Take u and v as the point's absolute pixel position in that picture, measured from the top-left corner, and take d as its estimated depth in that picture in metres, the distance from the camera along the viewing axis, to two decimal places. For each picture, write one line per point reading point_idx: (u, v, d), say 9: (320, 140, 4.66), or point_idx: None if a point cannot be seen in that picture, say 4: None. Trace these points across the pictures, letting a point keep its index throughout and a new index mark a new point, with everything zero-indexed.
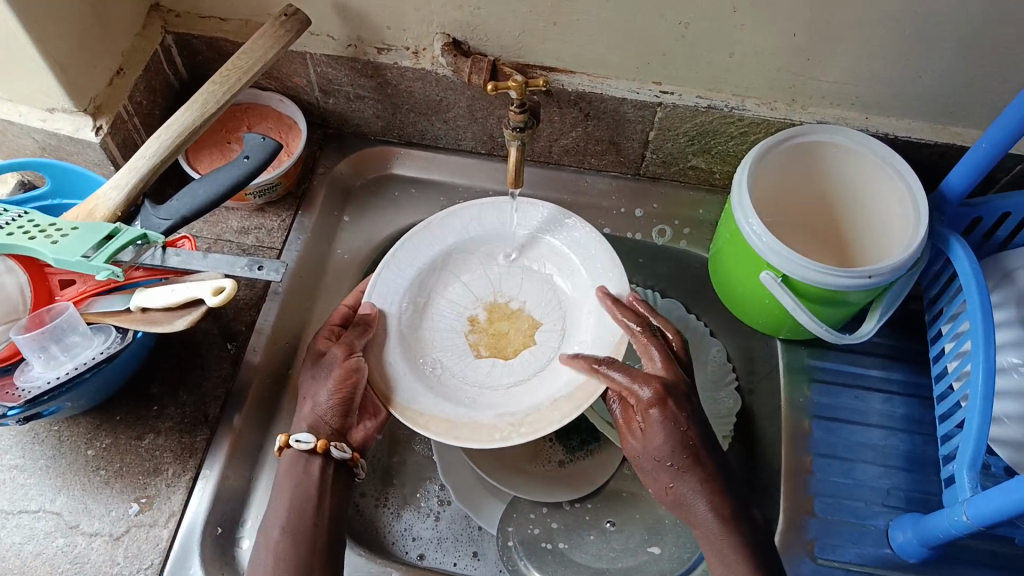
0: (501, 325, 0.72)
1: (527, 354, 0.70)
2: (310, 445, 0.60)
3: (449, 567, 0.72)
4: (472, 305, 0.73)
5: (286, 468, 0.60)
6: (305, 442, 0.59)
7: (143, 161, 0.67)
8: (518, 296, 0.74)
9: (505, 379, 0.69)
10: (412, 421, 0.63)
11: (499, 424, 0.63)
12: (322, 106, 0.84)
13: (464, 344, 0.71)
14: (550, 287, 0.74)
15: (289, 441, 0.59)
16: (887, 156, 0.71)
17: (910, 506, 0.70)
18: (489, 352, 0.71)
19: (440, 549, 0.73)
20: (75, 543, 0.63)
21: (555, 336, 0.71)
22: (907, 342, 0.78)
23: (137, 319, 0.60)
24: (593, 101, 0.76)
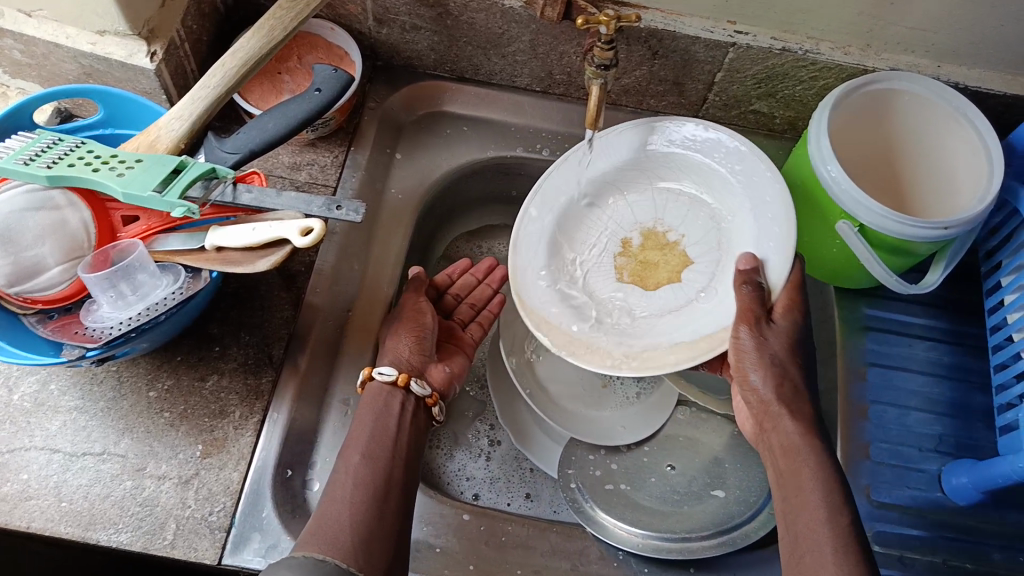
0: (654, 254, 0.74)
1: (664, 272, 0.72)
2: (392, 377, 0.65)
3: (503, 507, 0.74)
4: (627, 228, 0.75)
5: (368, 400, 0.64)
6: (389, 373, 0.65)
7: (207, 89, 0.63)
8: (676, 228, 0.74)
9: (643, 309, 0.71)
10: (536, 327, 0.68)
11: (614, 352, 0.67)
12: (373, 37, 0.79)
13: (611, 264, 0.74)
14: (710, 218, 0.73)
15: (374, 372, 0.65)
16: (963, 106, 0.70)
17: (959, 453, 0.72)
18: (632, 280, 0.73)
19: (494, 490, 0.75)
20: (143, 486, 0.62)
21: (704, 278, 0.71)
22: (957, 293, 0.79)
23: (212, 259, 0.58)
24: (664, 39, 0.73)
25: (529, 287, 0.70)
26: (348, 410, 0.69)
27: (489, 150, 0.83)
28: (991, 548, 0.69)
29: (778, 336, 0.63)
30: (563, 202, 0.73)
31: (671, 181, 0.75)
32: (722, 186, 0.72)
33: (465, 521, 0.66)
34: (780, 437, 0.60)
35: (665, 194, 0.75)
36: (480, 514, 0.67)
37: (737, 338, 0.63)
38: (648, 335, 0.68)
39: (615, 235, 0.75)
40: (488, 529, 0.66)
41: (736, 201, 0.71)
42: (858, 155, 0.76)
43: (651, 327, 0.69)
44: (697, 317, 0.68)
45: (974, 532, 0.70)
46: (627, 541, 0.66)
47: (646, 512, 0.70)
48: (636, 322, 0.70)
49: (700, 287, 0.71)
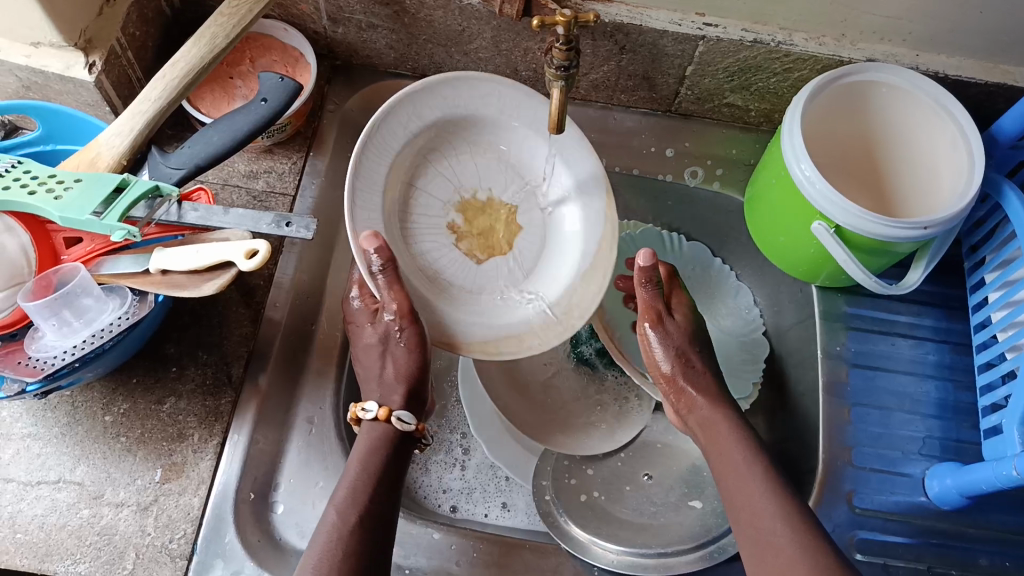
0: (484, 219, 0.68)
1: (503, 235, 0.68)
2: (412, 425, 0.58)
3: (480, 519, 0.71)
4: (443, 214, 0.67)
5: (373, 444, 0.56)
6: (370, 411, 0.57)
7: (147, 103, 0.60)
8: (483, 184, 0.68)
9: (504, 275, 0.67)
10: (486, 352, 0.63)
11: (547, 317, 0.65)
12: (330, 37, 0.76)
13: (458, 254, 0.67)
14: (497, 158, 0.69)
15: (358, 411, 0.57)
16: (942, 99, 0.67)
17: (944, 455, 0.70)
18: (485, 254, 0.67)
19: (472, 501, 0.73)
20: (101, 514, 0.60)
21: (534, 220, 0.69)
22: (941, 287, 0.77)
23: (156, 283, 0.55)
24: (631, 34, 0.70)
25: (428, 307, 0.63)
26: (312, 428, 0.68)
27: None
28: (977, 553, 0.67)
29: (682, 329, 0.64)
30: (382, 191, 0.61)
31: (464, 165, 0.68)
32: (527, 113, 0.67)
33: (435, 539, 0.64)
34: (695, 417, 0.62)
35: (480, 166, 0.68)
36: (451, 532, 0.65)
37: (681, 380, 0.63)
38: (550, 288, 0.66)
39: (435, 225, 0.66)
40: (459, 547, 0.64)
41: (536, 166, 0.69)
42: (817, 146, 0.73)
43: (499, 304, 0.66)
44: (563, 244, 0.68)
45: (960, 536, 0.68)
46: (601, 557, 0.65)
47: (619, 525, 0.69)
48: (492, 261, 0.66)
49: (530, 263, 0.68)
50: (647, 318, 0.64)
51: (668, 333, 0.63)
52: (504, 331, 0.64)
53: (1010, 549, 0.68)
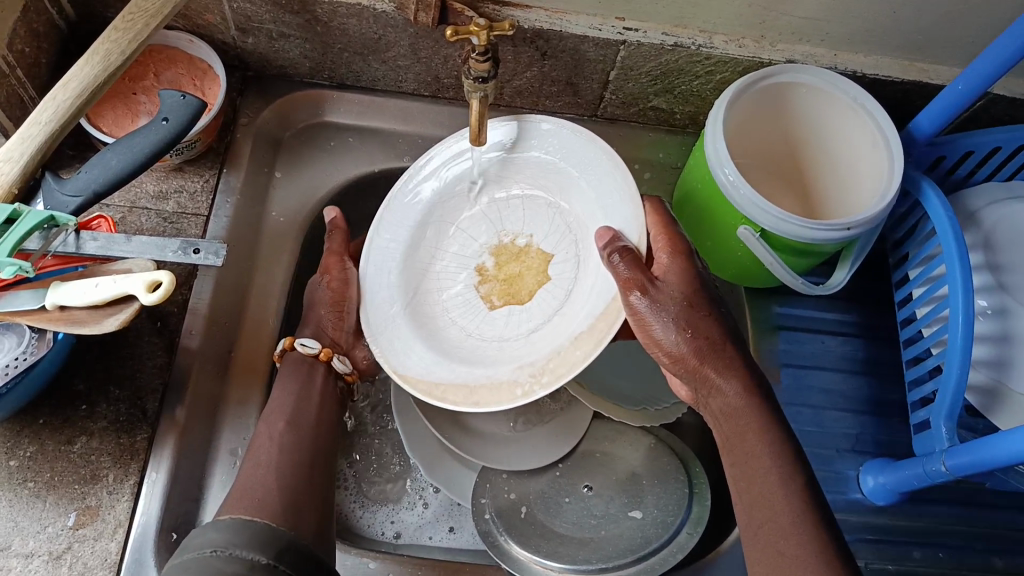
0: (516, 264, 0.69)
1: (528, 275, 0.68)
2: (314, 350, 0.66)
3: (425, 544, 0.70)
4: (477, 254, 0.70)
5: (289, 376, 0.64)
6: (311, 347, 0.65)
7: (35, 126, 0.56)
8: (523, 231, 0.70)
9: (526, 323, 0.65)
10: (429, 394, 0.60)
11: (519, 379, 0.58)
12: (239, 47, 0.73)
13: (476, 296, 0.68)
14: (547, 206, 0.69)
15: (296, 344, 0.65)
16: (862, 99, 0.68)
17: (875, 450, 0.71)
18: (502, 301, 0.68)
19: (417, 526, 0.71)
20: (9, 567, 0.57)
21: (570, 265, 0.66)
22: (866, 284, 0.78)
23: (55, 320, 0.52)
24: (551, 40, 0.69)
25: (397, 348, 0.63)
26: (237, 460, 0.65)
27: (378, 162, 0.77)
28: (911, 546, 0.69)
29: (672, 294, 0.57)
30: (402, 257, 0.69)
31: (507, 187, 0.70)
32: (569, 150, 0.66)
33: (371, 569, 0.63)
34: (718, 402, 0.56)
35: (506, 218, 0.70)
36: (388, 559, 0.63)
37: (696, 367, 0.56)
38: (542, 347, 0.60)
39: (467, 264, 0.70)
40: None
41: (592, 212, 0.65)
42: (756, 147, 0.74)
43: (501, 351, 0.63)
44: (580, 305, 0.61)
45: (894, 530, 0.69)
46: None
47: (559, 540, 0.67)
48: (524, 340, 0.63)
49: (558, 299, 0.65)
50: (632, 292, 0.56)
51: (660, 306, 0.56)
52: (472, 385, 0.59)
53: (942, 540, 0.69)
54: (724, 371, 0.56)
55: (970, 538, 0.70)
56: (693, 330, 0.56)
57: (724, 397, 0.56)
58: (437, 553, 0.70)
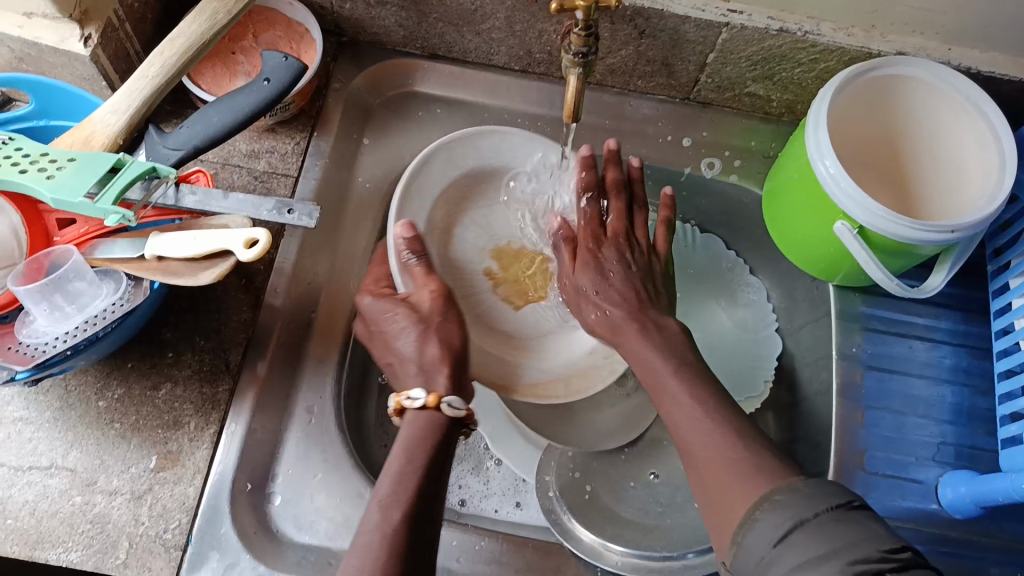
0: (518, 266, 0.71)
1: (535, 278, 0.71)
2: (463, 411, 0.53)
3: (491, 516, 0.70)
4: (478, 261, 0.70)
5: (423, 436, 0.51)
6: (459, 407, 0.53)
7: (143, 79, 0.57)
8: (518, 233, 0.71)
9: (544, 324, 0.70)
10: (538, 396, 0.66)
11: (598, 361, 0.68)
12: (336, 12, 0.73)
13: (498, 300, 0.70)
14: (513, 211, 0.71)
15: (445, 404, 0.52)
16: (976, 98, 0.65)
17: (957, 464, 0.68)
18: (523, 301, 0.70)
19: (484, 499, 0.71)
20: (93, 502, 0.59)
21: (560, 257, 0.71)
22: (960, 290, 0.75)
23: (152, 270, 0.53)
24: (652, 18, 0.67)
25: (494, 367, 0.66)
26: (312, 418, 0.66)
27: None
28: (988, 565, 0.66)
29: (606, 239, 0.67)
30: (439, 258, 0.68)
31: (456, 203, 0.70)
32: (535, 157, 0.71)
33: None
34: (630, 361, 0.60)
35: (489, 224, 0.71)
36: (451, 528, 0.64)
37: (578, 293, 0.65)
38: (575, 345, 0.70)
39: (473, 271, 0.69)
40: (459, 544, 0.63)
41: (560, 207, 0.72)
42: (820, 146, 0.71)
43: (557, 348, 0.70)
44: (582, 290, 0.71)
45: (971, 548, 0.66)
46: (605, 559, 0.64)
47: (623, 525, 0.67)
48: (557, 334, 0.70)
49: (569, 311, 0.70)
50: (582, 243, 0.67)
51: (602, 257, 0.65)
52: (567, 376, 0.68)
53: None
54: (633, 335, 0.59)
55: None
56: (599, 287, 0.64)
57: (645, 343, 0.58)
58: (501, 526, 0.69)
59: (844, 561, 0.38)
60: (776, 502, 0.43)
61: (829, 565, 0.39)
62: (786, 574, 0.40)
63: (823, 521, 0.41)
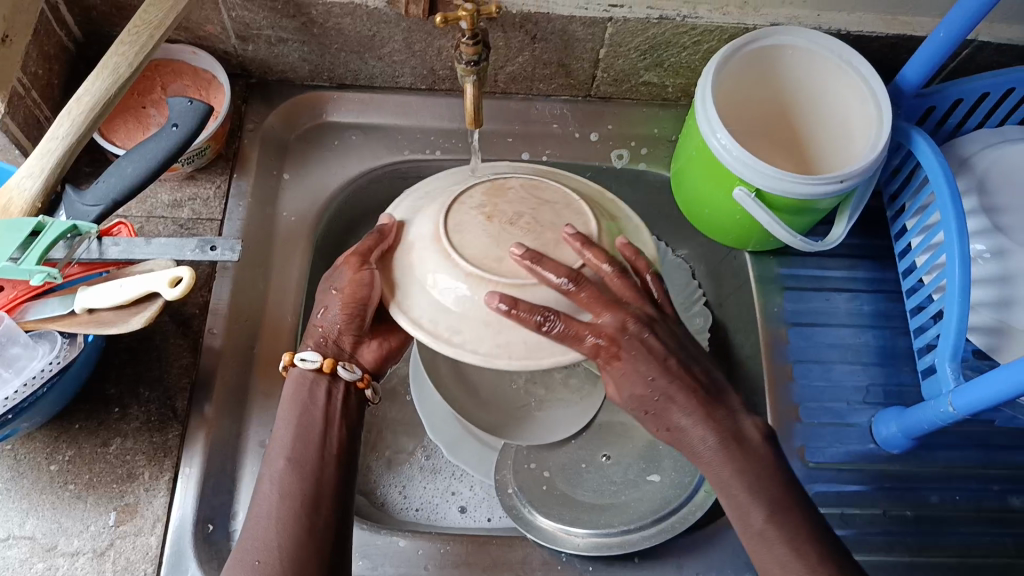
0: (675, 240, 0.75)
1: None
2: (316, 363, 0.57)
3: (484, 524, 0.72)
4: None
5: (291, 393, 0.57)
6: (311, 361, 0.57)
7: (53, 142, 0.58)
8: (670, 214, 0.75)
9: None
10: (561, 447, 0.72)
11: None
12: (240, 55, 0.75)
13: None
14: None
15: (295, 359, 0.57)
16: (843, 54, 0.70)
17: (888, 400, 0.72)
18: None
19: (478, 507, 0.73)
20: (56, 566, 0.59)
21: None
22: (866, 238, 0.80)
23: (84, 323, 0.54)
24: (540, 22, 0.70)
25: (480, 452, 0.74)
26: (266, 452, 0.66)
27: (381, 156, 0.79)
28: (928, 490, 0.70)
29: (610, 335, 0.52)
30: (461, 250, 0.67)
31: None
32: None
33: (401, 547, 0.64)
34: (691, 426, 0.53)
35: None
36: (416, 536, 0.65)
37: (605, 357, 0.53)
38: None
39: None
40: (426, 552, 0.64)
41: None
42: (737, 115, 0.75)
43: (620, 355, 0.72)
44: None
45: (911, 477, 0.70)
46: (566, 542, 0.65)
47: (582, 508, 0.69)
48: None
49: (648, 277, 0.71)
50: (596, 343, 0.52)
51: (619, 348, 0.53)
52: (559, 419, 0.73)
53: (959, 482, 0.71)
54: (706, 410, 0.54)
55: (987, 480, 0.71)
56: (670, 384, 0.53)
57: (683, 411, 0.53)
58: (495, 530, 0.71)
59: None
60: None
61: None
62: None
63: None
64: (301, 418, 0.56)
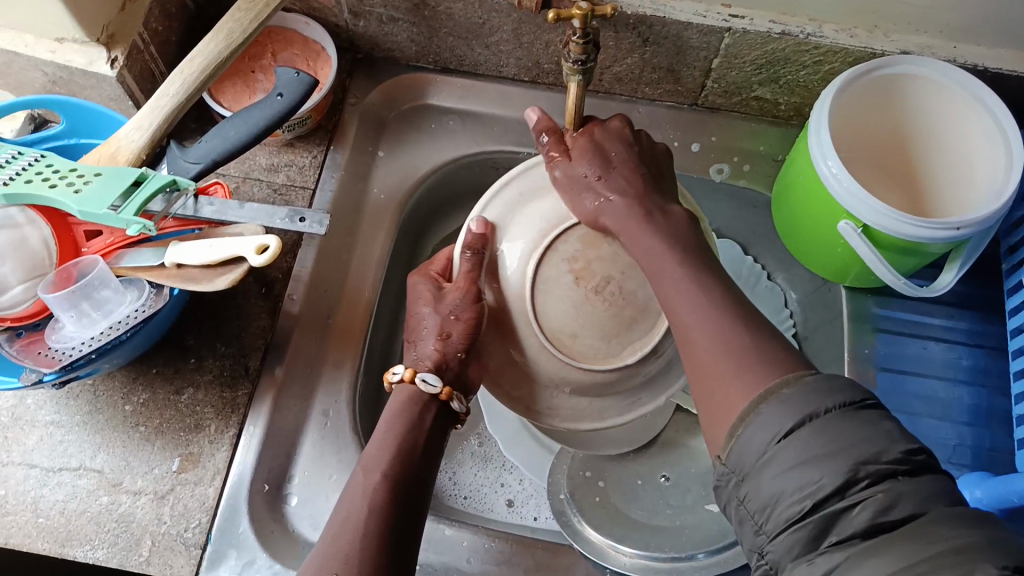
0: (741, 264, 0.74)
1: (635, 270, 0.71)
2: (438, 388, 0.54)
3: (530, 523, 0.71)
4: None
5: (398, 406, 0.53)
6: (432, 383, 0.54)
7: (165, 97, 0.61)
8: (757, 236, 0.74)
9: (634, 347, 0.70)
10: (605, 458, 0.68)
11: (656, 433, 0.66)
12: (350, 29, 0.76)
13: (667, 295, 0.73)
14: None
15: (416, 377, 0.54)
16: (978, 91, 0.64)
17: (975, 464, 0.68)
18: None
19: (527, 504, 0.73)
20: (119, 502, 0.61)
21: None
22: (976, 289, 0.74)
23: (172, 277, 0.56)
24: (654, 26, 0.68)
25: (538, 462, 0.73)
26: (327, 420, 0.68)
27: (476, 144, 0.79)
28: None
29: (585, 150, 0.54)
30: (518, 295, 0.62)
31: None
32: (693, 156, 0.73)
33: (447, 535, 0.64)
34: (613, 209, 0.51)
35: None
36: (463, 527, 0.65)
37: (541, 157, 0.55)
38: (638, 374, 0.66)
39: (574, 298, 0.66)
40: (471, 544, 0.64)
41: None
42: (852, 142, 0.71)
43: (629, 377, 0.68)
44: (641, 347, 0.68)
45: None
46: (614, 560, 0.64)
47: (633, 526, 0.68)
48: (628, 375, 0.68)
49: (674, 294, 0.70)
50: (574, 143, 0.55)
51: (570, 158, 0.54)
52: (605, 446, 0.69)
53: None
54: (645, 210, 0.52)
55: None
56: (599, 174, 0.53)
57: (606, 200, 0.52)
58: (540, 533, 0.71)
59: (853, 459, 0.37)
60: (783, 395, 0.40)
61: (835, 463, 0.37)
62: (788, 470, 0.38)
63: (831, 417, 0.38)
64: (414, 415, 0.53)
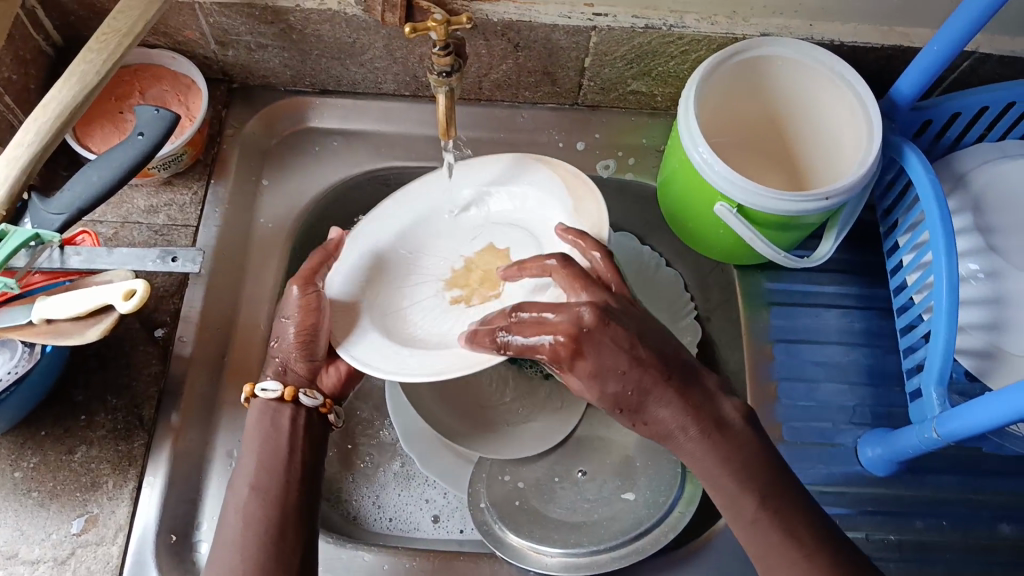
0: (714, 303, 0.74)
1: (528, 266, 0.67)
2: (276, 392, 0.59)
3: (457, 537, 0.71)
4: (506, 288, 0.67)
5: (252, 419, 0.59)
6: (270, 390, 0.59)
7: (20, 148, 0.57)
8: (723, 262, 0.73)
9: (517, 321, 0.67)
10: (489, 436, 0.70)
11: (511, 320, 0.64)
12: (220, 60, 0.74)
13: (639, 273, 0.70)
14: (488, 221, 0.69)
15: (255, 390, 0.59)
16: (836, 66, 0.67)
17: (875, 422, 0.70)
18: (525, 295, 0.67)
19: (451, 516, 0.72)
20: (16, 573, 0.59)
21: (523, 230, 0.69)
22: (859, 254, 0.77)
23: (43, 333, 0.54)
24: (522, 31, 0.69)
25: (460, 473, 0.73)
26: (232, 461, 0.66)
27: (363, 164, 0.78)
28: (914, 517, 0.68)
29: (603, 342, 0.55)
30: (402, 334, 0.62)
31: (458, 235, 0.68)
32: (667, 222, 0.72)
33: (365, 561, 0.64)
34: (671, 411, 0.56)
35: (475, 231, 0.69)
36: (383, 551, 0.64)
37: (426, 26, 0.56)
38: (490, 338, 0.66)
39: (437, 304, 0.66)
40: (391, 566, 0.64)
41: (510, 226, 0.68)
42: (726, 125, 0.73)
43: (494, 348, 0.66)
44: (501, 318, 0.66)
45: (897, 503, 0.68)
46: (536, 562, 0.64)
47: (553, 526, 0.68)
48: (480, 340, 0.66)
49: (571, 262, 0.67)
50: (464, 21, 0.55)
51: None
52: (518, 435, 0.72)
53: (947, 511, 0.68)
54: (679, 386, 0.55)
55: (975, 507, 0.69)
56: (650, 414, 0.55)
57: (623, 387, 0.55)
58: (466, 545, 0.70)
59: None
60: None
61: None
62: None
63: None
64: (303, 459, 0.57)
